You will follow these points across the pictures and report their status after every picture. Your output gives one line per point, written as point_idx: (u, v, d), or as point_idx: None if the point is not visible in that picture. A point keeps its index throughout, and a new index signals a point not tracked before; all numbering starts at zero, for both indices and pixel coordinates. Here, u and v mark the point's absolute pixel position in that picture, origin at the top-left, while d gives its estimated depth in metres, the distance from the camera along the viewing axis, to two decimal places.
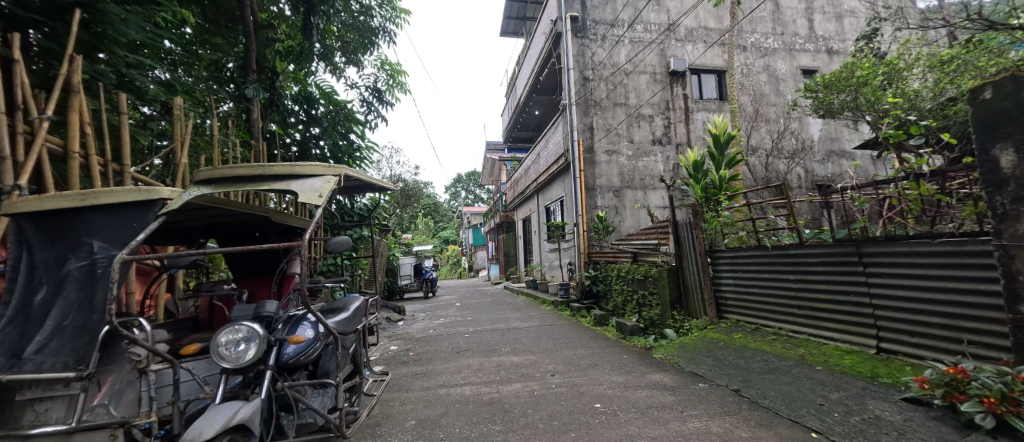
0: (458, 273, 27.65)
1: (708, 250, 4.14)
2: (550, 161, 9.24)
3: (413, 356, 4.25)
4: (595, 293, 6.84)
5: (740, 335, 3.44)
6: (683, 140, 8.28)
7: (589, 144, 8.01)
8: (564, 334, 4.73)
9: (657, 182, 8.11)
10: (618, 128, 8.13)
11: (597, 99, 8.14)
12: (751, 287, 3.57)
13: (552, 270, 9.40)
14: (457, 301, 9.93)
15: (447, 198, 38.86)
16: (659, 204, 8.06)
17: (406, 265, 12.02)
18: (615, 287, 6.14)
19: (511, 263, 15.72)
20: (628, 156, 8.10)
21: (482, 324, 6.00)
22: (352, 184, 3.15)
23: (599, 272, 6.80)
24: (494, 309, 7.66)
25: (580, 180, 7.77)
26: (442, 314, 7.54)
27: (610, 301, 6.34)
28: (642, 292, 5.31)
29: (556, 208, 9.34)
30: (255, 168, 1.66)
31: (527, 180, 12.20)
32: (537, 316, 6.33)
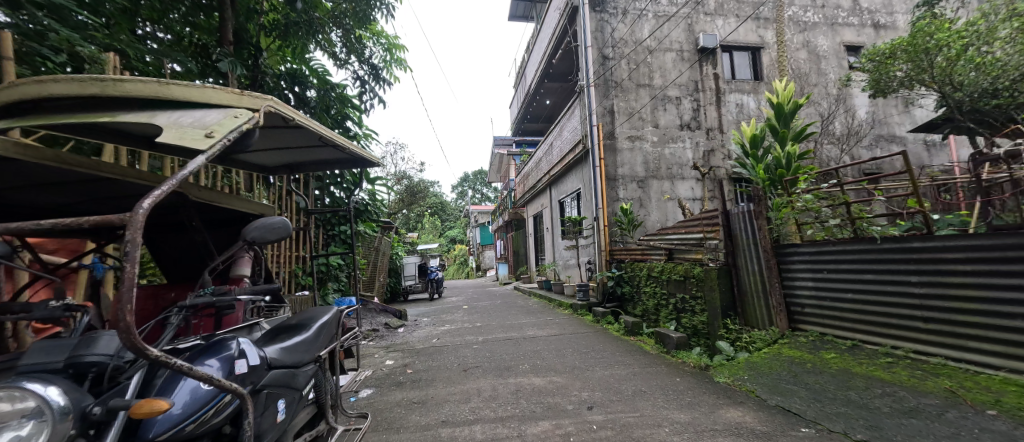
0: (465, 273, 26.95)
1: (774, 245, 3.31)
2: (565, 150, 8.44)
3: (410, 375, 3.49)
4: (621, 296, 6.04)
5: (833, 355, 2.62)
6: (714, 125, 7.42)
7: (610, 129, 7.20)
8: (593, 347, 3.94)
9: (685, 171, 7.26)
10: (641, 112, 7.29)
11: (618, 80, 7.32)
12: (844, 292, 2.75)
13: (567, 270, 8.61)
14: (464, 304, 9.17)
15: (455, 197, 38.21)
16: (688, 196, 7.22)
17: (410, 265, 11.33)
18: (645, 289, 5.34)
19: (521, 262, 14.95)
20: (653, 143, 7.27)
21: (494, 331, 5.25)
22: (323, 158, 2.38)
23: (625, 272, 6.00)
24: (506, 313, 6.88)
25: (600, 169, 6.97)
26: (448, 318, 6.79)
27: (639, 305, 5.53)
28: (681, 294, 4.50)
29: (572, 201, 8.54)
30: (96, 80, 0.94)
31: (538, 173, 11.40)
32: (556, 322, 5.56)
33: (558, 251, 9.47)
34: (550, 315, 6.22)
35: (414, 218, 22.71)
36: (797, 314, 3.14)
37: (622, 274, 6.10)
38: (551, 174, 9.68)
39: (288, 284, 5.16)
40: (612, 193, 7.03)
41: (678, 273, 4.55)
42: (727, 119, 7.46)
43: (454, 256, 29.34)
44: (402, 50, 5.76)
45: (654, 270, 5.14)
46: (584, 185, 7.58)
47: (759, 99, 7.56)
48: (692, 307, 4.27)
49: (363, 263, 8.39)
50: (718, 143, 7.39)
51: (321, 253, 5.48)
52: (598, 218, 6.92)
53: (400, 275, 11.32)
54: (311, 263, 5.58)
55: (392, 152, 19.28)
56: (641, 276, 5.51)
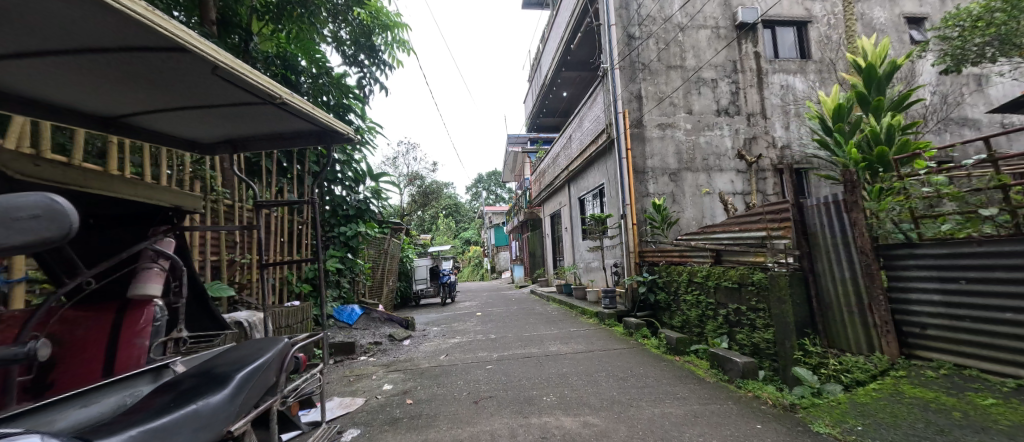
0: (479, 275, 26.44)
1: (877, 246, 2.54)
2: (585, 143, 7.72)
3: (409, 408, 2.84)
4: (655, 304, 5.27)
5: (994, 401, 1.86)
6: (756, 109, 6.58)
7: (637, 116, 6.44)
8: (632, 372, 3.21)
9: (724, 162, 6.44)
10: (673, 96, 6.51)
11: (646, 61, 6.55)
12: (1002, 311, 1.98)
13: (590, 274, 7.86)
14: (479, 310, 8.52)
15: (469, 199, 37.77)
16: (728, 191, 6.40)
17: (421, 269, 10.77)
18: (687, 296, 4.57)
19: (537, 264, 14.24)
20: (686, 130, 6.47)
21: (511, 346, 4.57)
22: (269, 127, 1.73)
23: (660, 276, 5.25)
24: (524, 322, 6.19)
25: (627, 161, 6.23)
26: (460, 328, 6.13)
27: (679, 315, 4.76)
28: (737, 304, 3.73)
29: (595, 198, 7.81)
30: None
31: (554, 170, 10.68)
32: (582, 334, 4.84)
33: (579, 253, 8.74)
34: (574, 325, 5.50)
35: (428, 220, 22.22)
36: (914, 337, 2.39)
37: (656, 279, 5.33)
38: (570, 170, 8.96)
39: (279, 293, 4.57)
40: (640, 187, 6.27)
41: (730, 279, 3.80)
42: (771, 103, 6.63)
43: (469, 258, 28.83)
44: (404, 29, 5.16)
45: (697, 274, 4.38)
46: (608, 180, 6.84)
47: (808, 80, 6.68)
48: (752, 321, 3.51)
49: (369, 267, 7.83)
50: (761, 130, 6.57)
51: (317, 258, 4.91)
52: (626, 215, 6.16)
53: (411, 279, 10.77)
54: (306, 268, 5.00)
55: (403, 152, 18.84)
56: (680, 281, 4.75)
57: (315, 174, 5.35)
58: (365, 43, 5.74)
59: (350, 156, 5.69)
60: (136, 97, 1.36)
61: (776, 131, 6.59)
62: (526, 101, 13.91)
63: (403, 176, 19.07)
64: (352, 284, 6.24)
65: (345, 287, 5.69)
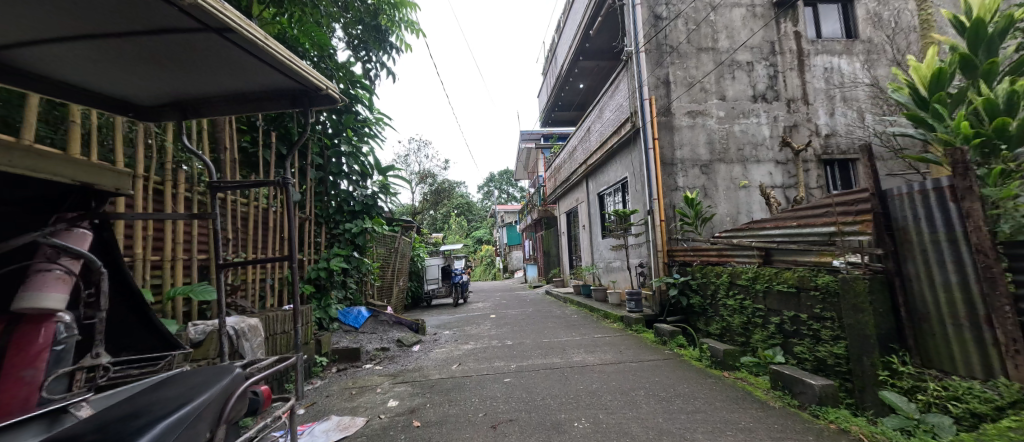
0: (492, 274, 26.14)
1: (1004, 244, 2.01)
2: (606, 135, 7.22)
3: (416, 433, 2.42)
4: (690, 308, 4.77)
5: None
6: (796, 95, 6.02)
7: (665, 103, 5.92)
8: (676, 393, 2.73)
9: (761, 152, 5.89)
10: (704, 82, 5.98)
11: (674, 43, 6.02)
12: None
13: (612, 274, 7.37)
14: (492, 311, 8.11)
15: (481, 198, 37.47)
16: (766, 184, 5.85)
17: (432, 268, 10.41)
18: (728, 301, 4.06)
19: (552, 264, 13.77)
20: (719, 118, 5.93)
21: (530, 354, 4.13)
22: (232, 84, 1.34)
23: (694, 277, 4.75)
24: (542, 326, 5.74)
25: (655, 152, 5.72)
26: (473, 332, 5.72)
27: (718, 321, 4.25)
28: (795, 312, 3.22)
29: (617, 194, 7.31)
30: None
31: (571, 165, 10.20)
32: (609, 342, 4.37)
33: (599, 252, 8.24)
34: (597, 331, 5.03)
35: (440, 218, 21.94)
36: None
37: (689, 281, 4.83)
38: (588, 164, 8.47)
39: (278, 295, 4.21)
40: (669, 180, 5.76)
41: (786, 283, 3.28)
42: (812, 88, 6.06)
43: (481, 257, 28.54)
44: (413, 8, 4.76)
45: (741, 276, 3.86)
46: (632, 174, 6.33)
47: (855, 62, 6.06)
48: (816, 332, 3.01)
49: (378, 266, 7.48)
50: (802, 117, 6.00)
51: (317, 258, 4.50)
52: (653, 210, 5.66)
53: (422, 279, 10.42)
54: (308, 267, 4.63)
55: (414, 150, 18.54)
56: (719, 283, 4.24)
57: (318, 167, 4.98)
58: (371, 26, 5.36)
59: (356, 148, 5.32)
60: (4, 24, 0.95)
61: (819, 119, 6.02)
62: (541, 95, 13.44)
63: (415, 174, 18.80)
64: (359, 284, 5.88)
65: (351, 288, 5.33)
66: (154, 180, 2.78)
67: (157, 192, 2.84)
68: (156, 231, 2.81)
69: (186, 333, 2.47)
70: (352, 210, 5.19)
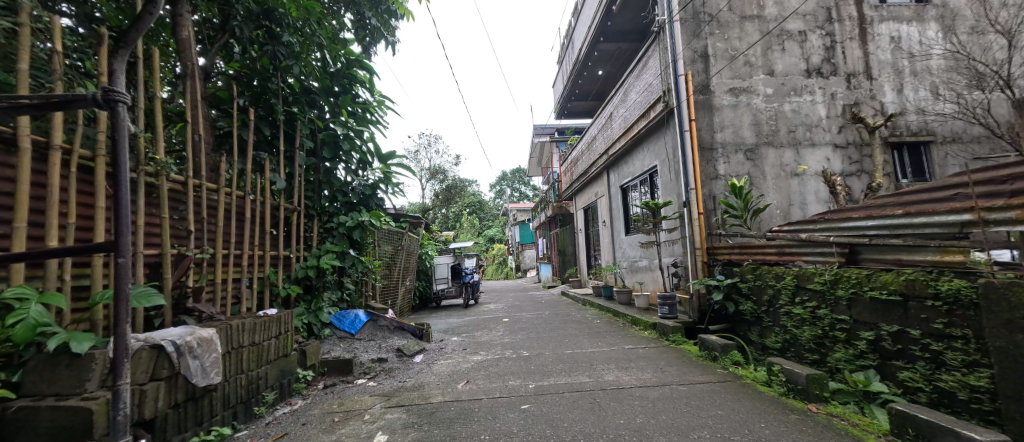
0: (504, 273, 25.61)
1: None
2: (632, 119, 6.47)
3: None
4: (741, 316, 4.03)
5: None
6: (856, 69, 5.23)
7: (703, 79, 5.16)
8: (755, 437, 2.02)
9: (817, 135, 5.11)
10: (748, 54, 5.20)
11: (714, 11, 5.25)
12: None
13: (638, 275, 6.63)
14: (506, 314, 7.46)
15: (493, 196, 36.93)
16: (822, 171, 5.06)
17: (441, 267, 9.81)
18: (795, 309, 3.33)
19: (568, 263, 13.07)
20: (767, 96, 5.16)
21: (552, 370, 3.46)
22: None
23: (746, 279, 4.01)
24: (562, 334, 5.06)
25: (692, 134, 4.97)
26: (485, 339, 5.08)
27: (781, 333, 3.51)
28: (900, 327, 2.48)
29: (644, 185, 6.56)
30: None
31: (589, 156, 9.45)
32: (645, 357, 3.66)
33: (622, 250, 7.52)
34: (628, 341, 4.33)
35: (451, 216, 21.44)
36: None
37: (739, 284, 4.09)
38: (609, 154, 7.73)
39: (258, 296, 3.63)
40: (708, 167, 5.00)
41: (886, 289, 2.54)
42: (875, 61, 5.27)
43: (493, 256, 28.01)
44: None
45: (815, 279, 3.12)
46: (663, 161, 5.59)
47: (925, 30, 5.24)
48: (936, 354, 2.28)
49: (382, 265, 6.91)
50: (864, 94, 5.21)
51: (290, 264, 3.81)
52: (689, 202, 4.92)
53: (430, 278, 9.83)
54: (296, 265, 4.03)
55: (424, 145, 18.06)
56: (780, 287, 3.50)
57: (309, 151, 4.38)
58: None
59: (354, 131, 4.67)
60: None
61: (884, 96, 5.22)
62: (556, 85, 12.76)
63: (426, 170, 18.33)
64: (357, 285, 5.28)
65: (347, 289, 4.73)
66: (80, 152, 2.18)
67: (87, 169, 2.24)
68: (83, 218, 2.23)
69: (105, 351, 1.87)
70: (348, 201, 4.54)
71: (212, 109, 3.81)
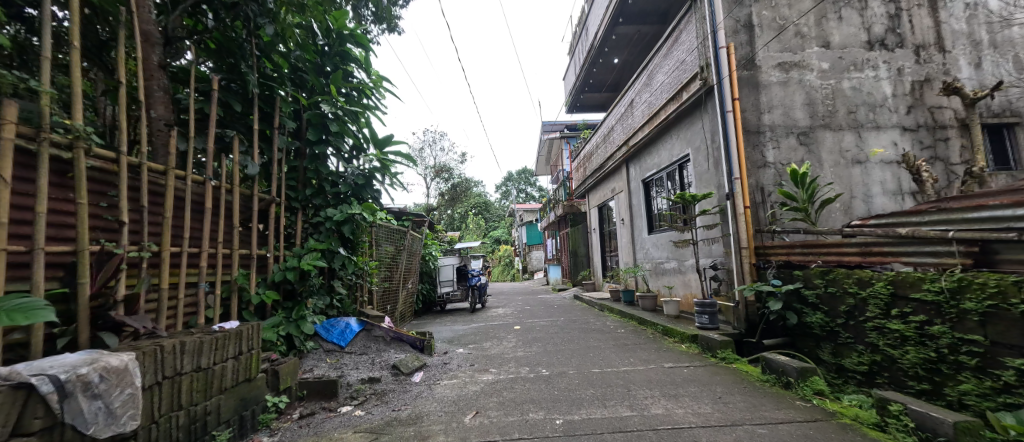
0: (510, 275, 25.08)
1: None
2: (658, 104, 5.77)
3: None
4: (810, 329, 3.32)
5: None
6: (926, 41, 4.53)
7: (748, 52, 4.46)
8: None
9: (882, 116, 4.41)
10: (800, 24, 4.49)
11: None
12: None
13: (666, 279, 5.93)
14: (516, 321, 6.80)
15: (498, 197, 36.40)
16: (888, 157, 4.35)
17: (446, 268, 9.14)
18: (891, 323, 2.63)
19: (580, 264, 12.37)
20: (823, 72, 4.45)
21: (582, 397, 2.78)
22: None
23: (814, 285, 3.31)
24: (584, 347, 4.38)
25: (735, 115, 4.28)
26: (496, 352, 4.42)
27: (869, 353, 2.82)
28: None
29: (672, 177, 5.87)
30: None
31: (604, 150, 8.75)
32: (695, 381, 2.97)
33: (645, 252, 6.81)
34: (666, 358, 3.65)
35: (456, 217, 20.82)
36: None
37: (804, 291, 3.39)
38: (630, 145, 7.03)
39: (223, 304, 2.99)
40: (754, 154, 4.30)
41: None
42: (945, 31, 4.59)
43: (499, 257, 27.34)
44: None
45: (924, 287, 2.42)
46: (698, 149, 4.90)
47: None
48: None
49: (380, 266, 6.27)
50: (936, 69, 4.51)
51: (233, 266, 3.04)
52: (733, 195, 4.22)
53: (434, 280, 9.19)
54: (274, 267, 3.40)
55: (428, 142, 17.49)
56: (867, 297, 2.81)
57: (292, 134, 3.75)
58: None
59: (344, 112, 4.00)
60: None
61: (958, 71, 4.53)
62: (568, 77, 12.11)
63: (430, 169, 17.74)
64: (350, 289, 4.65)
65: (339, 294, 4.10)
66: None
67: None
68: None
69: None
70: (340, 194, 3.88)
71: (172, 81, 3.20)
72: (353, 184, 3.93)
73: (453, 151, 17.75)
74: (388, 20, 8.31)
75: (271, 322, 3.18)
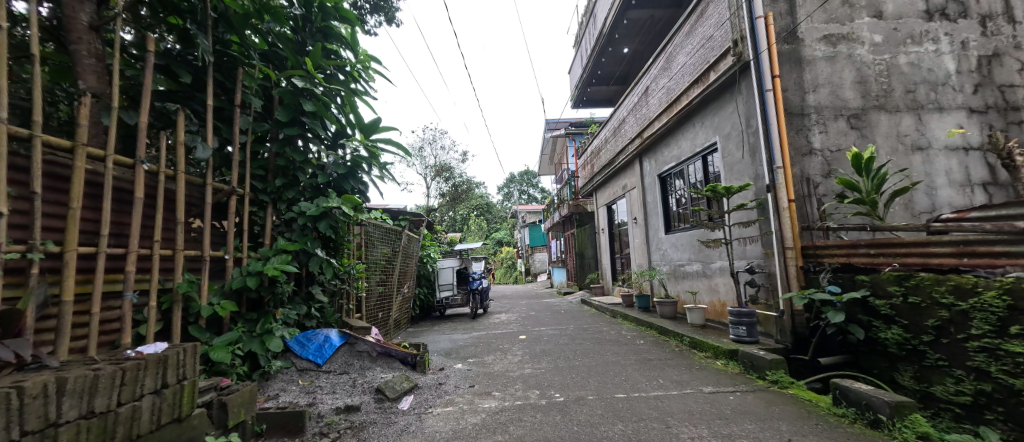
0: (513, 277, 24.49)
1: None
2: (679, 89, 5.19)
3: None
4: (887, 348, 2.71)
5: None
6: (992, 10, 3.94)
7: (789, 24, 3.87)
8: None
9: (944, 96, 3.82)
10: None
11: None
12: None
13: (688, 283, 5.32)
14: (521, 329, 6.20)
15: (501, 198, 35.88)
16: (953, 143, 3.76)
17: (446, 271, 8.57)
18: (1012, 344, 2.03)
19: (587, 266, 11.76)
20: (875, 46, 3.87)
21: (610, 436, 2.20)
22: None
23: (887, 293, 2.72)
24: (602, 363, 3.78)
25: (775, 95, 3.71)
26: (500, 369, 3.83)
27: (972, 381, 2.22)
28: None
29: (694, 171, 5.28)
30: None
31: (614, 144, 8.17)
32: (749, 415, 2.37)
33: (662, 253, 6.21)
34: (704, 381, 3.05)
35: (456, 218, 20.26)
36: None
37: (874, 300, 2.80)
38: (644, 137, 6.45)
39: (165, 319, 2.42)
40: (798, 139, 3.71)
41: None
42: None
43: (502, 259, 26.72)
44: None
45: None
46: (729, 136, 4.31)
47: None
48: None
49: (370, 270, 5.69)
50: (1005, 42, 3.92)
51: (181, 265, 2.44)
52: (774, 187, 3.63)
53: (433, 284, 8.61)
54: (233, 271, 2.82)
55: (428, 141, 16.95)
56: (969, 309, 2.22)
57: (260, 115, 3.19)
58: None
59: (323, 90, 3.44)
60: None
61: None
62: (573, 70, 11.54)
63: (430, 169, 17.18)
64: (332, 295, 4.07)
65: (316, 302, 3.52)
66: None
67: None
68: None
69: None
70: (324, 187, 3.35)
71: None
72: (336, 176, 3.37)
73: (453, 150, 17.19)
74: (384, 11, 7.76)
75: (225, 339, 2.60)
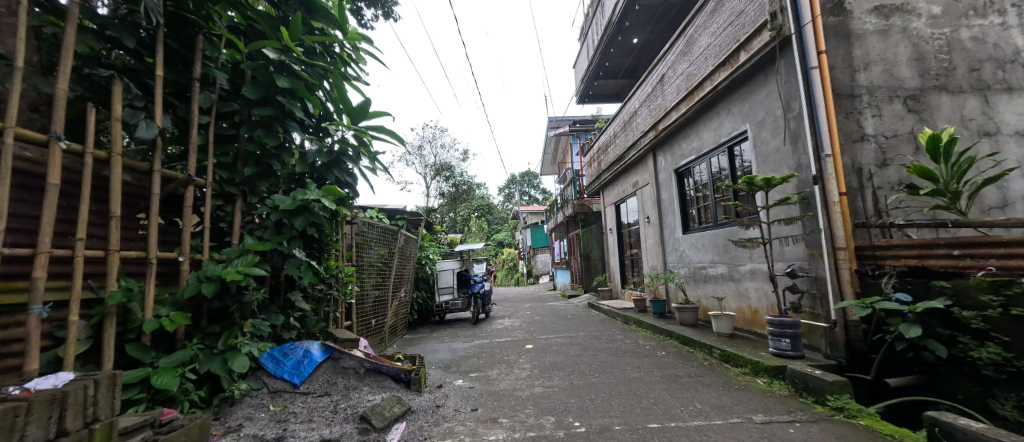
0: (515, 279, 23.98)
1: None
2: (702, 73, 4.71)
3: None
4: (980, 368, 2.23)
5: None
6: None
7: None
8: None
9: (1014, 75, 3.35)
10: None
11: None
12: None
13: (711, 287, 4.84)
14: (527, 337, 5.71)
15: (502, 199, 35.41)
16: None
17: (446, 274, 8.08)
18: None
19: (593, 268, 11.26)
20: (934, 18, 3.40)
21: None
22: None
23: (978, 302, 2.25)
24: (623, 380, 3.30)
25: (822, 73, 3.24)
26: (506, 387, 3.34)
27: None
28: None
29: (718, 164, 4.81)
30: None
31: (624, 139, 7.71)
32: None
33: (679, 254, 5.72)
34: (750, 406, 2.56)
35: (457, 219, 19.77)
36: None
37: (958, 311, 2.32)
38: (659, 129, 5.99)
39: (94, 335, 1.95)
40: (849, 124, 3.24)
41: None
42: None
43: (503, 261, 26.19)
44: None
45: None
46: (764, 123, 3.84)
47: None
48: None
49: (362, 273, 5.21)
50: None
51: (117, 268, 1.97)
52: (822, 178, 3.15)
53: (432, 288, 8.12)
54: (189, 276, 2.34)
55: (428, 139, 16.48)
56: None
57: (227, 93, 2.73)
58: None
59: (304, 66, 2.98)
60: None
61: None
62: (578, 64, 11.08)
63: (430, 169, 16.71)
64: (316, 302, 3.59)
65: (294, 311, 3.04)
66: None
67: None
68: None
69: None
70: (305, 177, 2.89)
71: None
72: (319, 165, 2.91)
73: (454, 148, 16.71)
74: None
75: (174, 360, 2.13)
